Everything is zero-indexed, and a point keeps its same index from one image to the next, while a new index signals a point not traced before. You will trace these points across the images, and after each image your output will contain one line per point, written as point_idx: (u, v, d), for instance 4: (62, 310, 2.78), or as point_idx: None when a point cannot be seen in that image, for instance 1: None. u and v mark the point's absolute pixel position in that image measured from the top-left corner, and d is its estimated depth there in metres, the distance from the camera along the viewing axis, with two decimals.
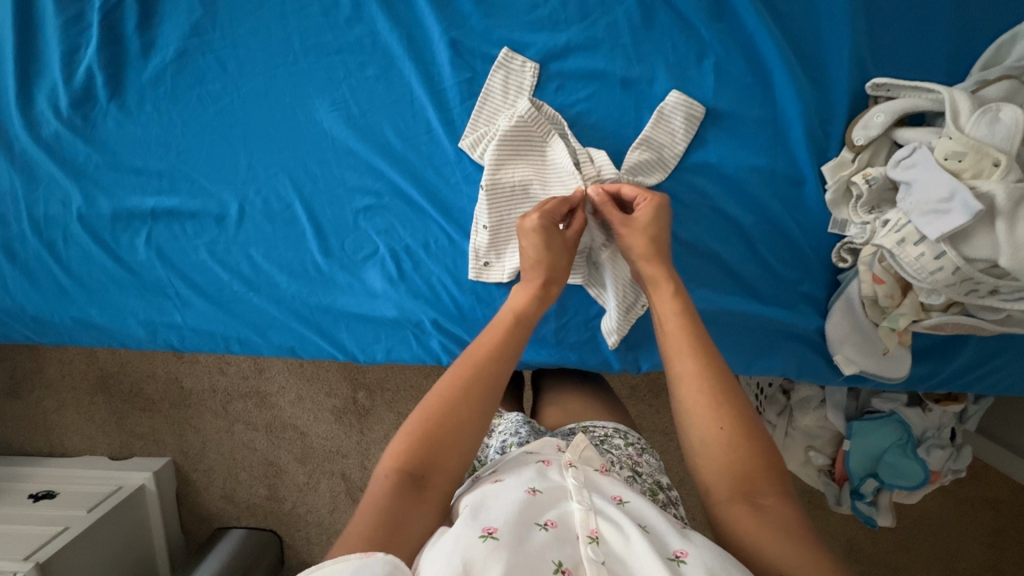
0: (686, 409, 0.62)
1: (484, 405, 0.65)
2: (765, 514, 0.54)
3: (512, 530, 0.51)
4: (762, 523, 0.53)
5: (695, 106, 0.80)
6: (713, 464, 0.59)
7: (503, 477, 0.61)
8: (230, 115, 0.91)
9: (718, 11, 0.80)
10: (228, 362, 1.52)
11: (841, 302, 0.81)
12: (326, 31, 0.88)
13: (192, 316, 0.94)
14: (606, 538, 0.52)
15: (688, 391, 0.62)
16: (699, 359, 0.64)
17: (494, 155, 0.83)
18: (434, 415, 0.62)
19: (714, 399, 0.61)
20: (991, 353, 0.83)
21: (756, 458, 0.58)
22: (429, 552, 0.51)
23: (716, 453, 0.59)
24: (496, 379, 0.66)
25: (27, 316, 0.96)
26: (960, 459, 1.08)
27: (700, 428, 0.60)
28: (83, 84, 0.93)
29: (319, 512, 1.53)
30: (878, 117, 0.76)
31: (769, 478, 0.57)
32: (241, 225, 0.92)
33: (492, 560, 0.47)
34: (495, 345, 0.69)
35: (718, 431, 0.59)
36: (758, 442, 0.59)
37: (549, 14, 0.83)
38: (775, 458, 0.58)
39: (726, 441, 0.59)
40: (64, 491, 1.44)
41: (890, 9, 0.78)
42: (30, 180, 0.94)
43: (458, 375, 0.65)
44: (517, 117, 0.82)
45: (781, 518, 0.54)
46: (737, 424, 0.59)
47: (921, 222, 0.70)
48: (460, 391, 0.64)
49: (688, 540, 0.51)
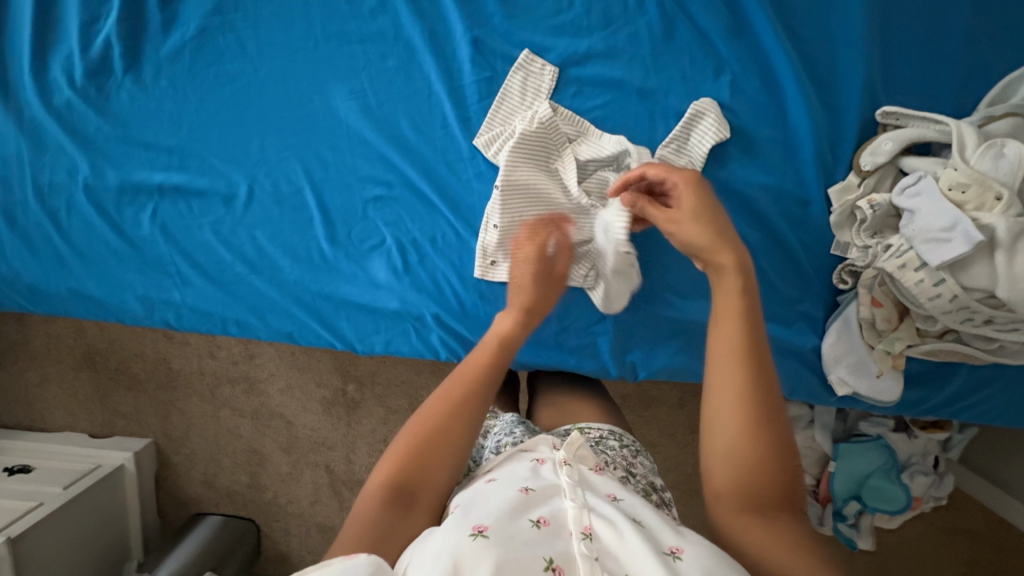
0: (717, 418, 0.60)
1: (470, 421, 0.66)
2: (775, 536, 0.54)
3: (502, 526, 0.52)
4: (773, 544, 0.54)
5: (722, 130, 0.81)
6: (733, 477, 0.57)
7: (496, 476, 0.62)
8: (246, 96, 0.91)
9: (738, 30, 0.81)
10: (217, 346, 1.50)
11: (838, 322, 0.82)
12: (349, 20, 0.89)
13: (192, 296, 0.93)
14: (598, 535, 0.52)
15: (724, 401, 0.59)
16: (746, 368, 0.59)
17: (509, 154, 0.84)
18: (418, 436, 0.63)
19: (747, 411, 0.58)
20: (981, 383, 0.85)
21: (776, 476, 0.57)
22: (419, 549, 0.52)
23: (739, 469, 0.57)
24: (479, 398, 0.67)
25: (23, 284, 0.95)
26: (941, 487, 1.12)
27: (721, 435, 0.59)
28: (100, 54, 0.92)
29: (300, 503, 1.52)
30: (885, 144, 0.78)
31: (780, 497, 0.57)
32: (249, 208, 0.92)
33: (482, 555, 0.48)
34: (482, 367, 0.70)
35: (745, 448, 0.57)
36: (777, 462, 0.57)
37: (572, 19, 0.84)
38: (795, 485, 0.58)
39: (752, 457, 0.57)
40: (41, 467, 1.42)
41: (904, 40, 0.80)
42: (37, 147, 0.93)
43: (443, 396, 0.67)
44: (537, 119, 0.84)
45: (792, 540, 0.54)
46: (761, 440, 0.58)
47: (923, 248, 0.71)
48: (447, 409, 0.65)
49: (682, 538, 0.52)
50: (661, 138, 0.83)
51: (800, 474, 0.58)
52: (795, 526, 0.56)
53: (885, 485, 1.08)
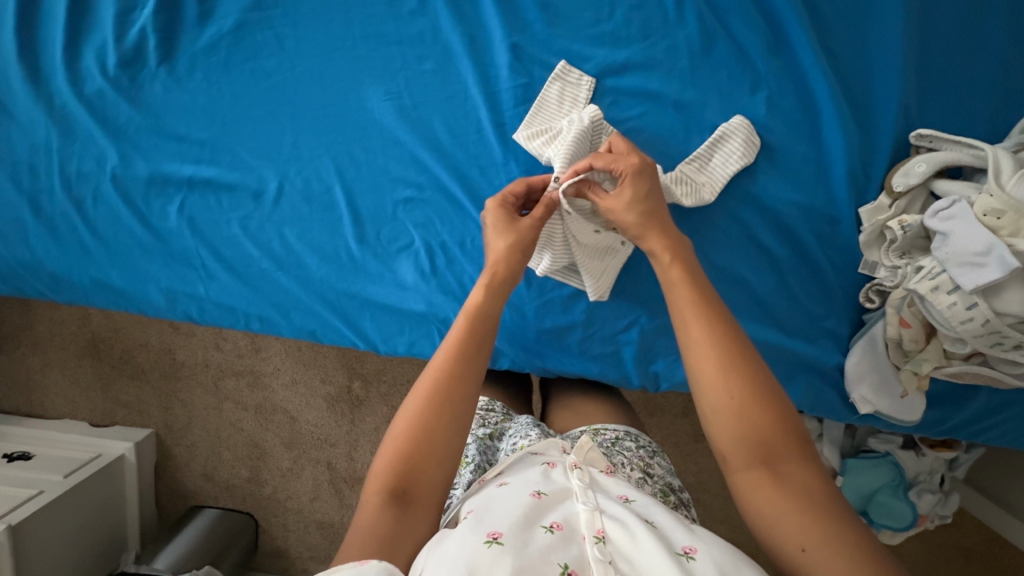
0: (698, 379, 0.63)
1: (456, 411, 0.64)
2: (782, 482, 0.56)
3: (517, 533, 0.51)
4: (778, 492, 0.56)
5: (750, 153, 0.82)
6: (728, 433, 0.60)
7: (507, 479, 0.62)
8: (280, 92, 0.91)
9: (776, 47, 0.82)
10: (224, 338, 1.49)
11: (864, 341, 0.83)
12: (388, 20, 0.89)
13: (216, 289, 0.93)
14: (612, 538, 0.52)
15: (698, 359, 0.63)
16: (706, 324, 0.64)
17: (568, 151, 0.80)
18: (405, 435, 0.62)
19: (726, 367, 0.61)
20: (1001, 406, 0.85)
21: (764, 421, 0.59)
22: (432, 553, 0.52)
23: (730, 425, 0.60)
24: (461, 379, 0.65)
25: (45, 272, 0.95)
26: (947, 505, 1.12)
27: (708, 395, 0.61)
28: (134, 44, 0.92)
29: (300, 499, 1.51)
30: (918, 166, 0.78)
31: (787, 444, 0.58)
32: (277, 204, 0.91)
33: (497, 561, 0.48)
34: (455, 344, 0.67)
35: (729, 399, 0.60)
36: (771, 408, 0.59)
37: (611, 30, 0.84)
38: (789, 425, 0.59)
39: (740, 410, 0.60)
40: (41, 454, 1.40)
41: (940, 65, 0.81)
42: (66, 134, 0.93)
43: (424, 388, 0.64)
44: (586, 118, 0.82)
45: (802, 484, 0.56)
46: (749, 393, 0.60)
47: (956, 272, 0.72)
48: (430, 404, 0.63)
49: (695, 536, 0.52)
50: (687, 154, 0.84)
51: (795, 415, 0.60)
52: (802, 471, 0.57)
53: (893, 502, 1.09)
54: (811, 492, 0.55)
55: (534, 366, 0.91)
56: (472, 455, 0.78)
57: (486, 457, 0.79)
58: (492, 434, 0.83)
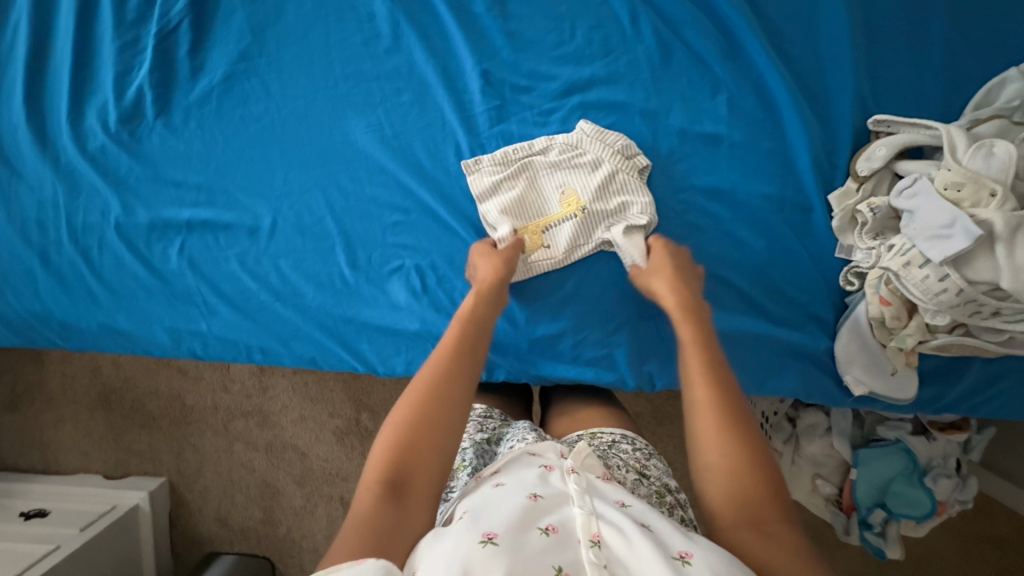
0: (695, 435, 0.64)
1: (452, 411, 0.66)
2: (771, 541, 0.55)
3: (512, 535, 0.52)
4: (774, 547, 0.54)
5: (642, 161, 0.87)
6: (722, 492, 0.59)
7: (503, 480, 0.62)
8: (269, 133, 0.96)
9: (730, 53, 0.87)
10: (232, 379, 1.52)
11: (849, 323, 0.84)
12: (366, 59, 0.95)
13: (217, 325, 0.96)
14: (607, 542, 0.52)
15: (699, 416, 0.65)
16: (711, 387, 0.66)
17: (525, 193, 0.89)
18: (404, 433, 0.63)
19: (723, 428, 0.63)
20: (994, 378, 0.86)
21: (756, 480, 0.60)
22: (428, 551, 0.53)
23: (724, 481, 0.60)
24: (454, 384, 0.68)
25: (54, 320, 0.99)
26: (965, 490, 1.10)
27: (704, 454, 0.62)
28: (132, 101, 0.98)
29: (315, 538, 1.50)
30: (879, 150, 0.82)
31: (772, 508, 0.58)
32: (272, 239, 0.95)
33: (493, 562, 0.48)
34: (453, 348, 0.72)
35: (719, 457, 0.61)
36: (763, 476, 0.60)
37: (574, 50, 0.90)
38: (777, 490, 0.60)
39: (733, 471, 0.60)
40: (57, 509, 1.41)
41: (889, 54, 0.85)
42: (71, 190, 0.98)
43: (421, 391, 0.67)
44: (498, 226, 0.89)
45: (790, 544, 0.54)
46: (738, 448, 0.61)
47: (925, 245, 0.74)
48: (435, 386, 0.67)
49: (692, 541, 0.52)
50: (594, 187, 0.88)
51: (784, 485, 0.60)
52: (789, 532, 0.56)
53: (908, 490, 1.07)
54: (798, 551, 0.54)
55: (529, 375, 0.92)
56: (468, 460, 0.78)
57: (482, 461, 0.79)
58: (489, 439, 0.83)
